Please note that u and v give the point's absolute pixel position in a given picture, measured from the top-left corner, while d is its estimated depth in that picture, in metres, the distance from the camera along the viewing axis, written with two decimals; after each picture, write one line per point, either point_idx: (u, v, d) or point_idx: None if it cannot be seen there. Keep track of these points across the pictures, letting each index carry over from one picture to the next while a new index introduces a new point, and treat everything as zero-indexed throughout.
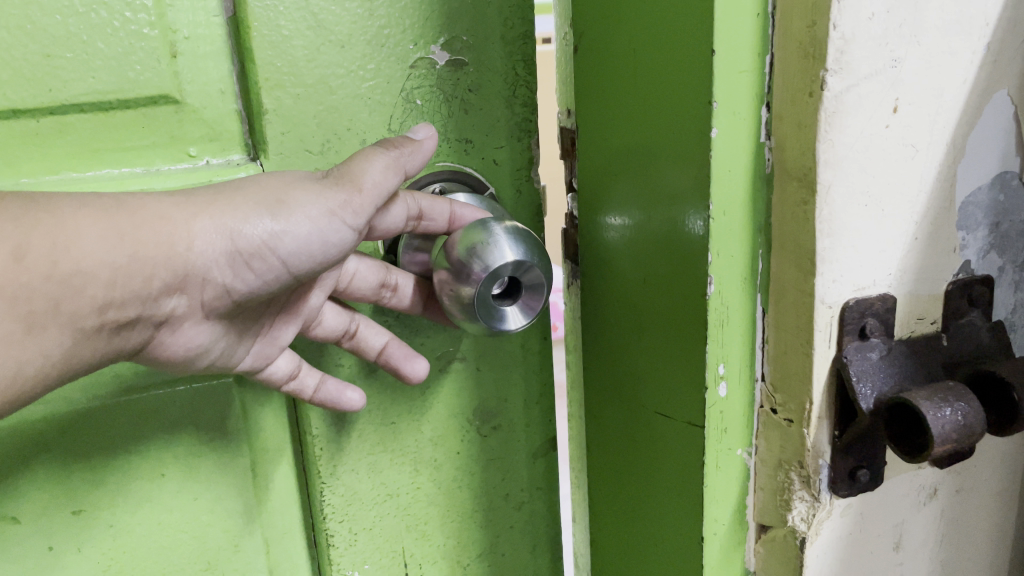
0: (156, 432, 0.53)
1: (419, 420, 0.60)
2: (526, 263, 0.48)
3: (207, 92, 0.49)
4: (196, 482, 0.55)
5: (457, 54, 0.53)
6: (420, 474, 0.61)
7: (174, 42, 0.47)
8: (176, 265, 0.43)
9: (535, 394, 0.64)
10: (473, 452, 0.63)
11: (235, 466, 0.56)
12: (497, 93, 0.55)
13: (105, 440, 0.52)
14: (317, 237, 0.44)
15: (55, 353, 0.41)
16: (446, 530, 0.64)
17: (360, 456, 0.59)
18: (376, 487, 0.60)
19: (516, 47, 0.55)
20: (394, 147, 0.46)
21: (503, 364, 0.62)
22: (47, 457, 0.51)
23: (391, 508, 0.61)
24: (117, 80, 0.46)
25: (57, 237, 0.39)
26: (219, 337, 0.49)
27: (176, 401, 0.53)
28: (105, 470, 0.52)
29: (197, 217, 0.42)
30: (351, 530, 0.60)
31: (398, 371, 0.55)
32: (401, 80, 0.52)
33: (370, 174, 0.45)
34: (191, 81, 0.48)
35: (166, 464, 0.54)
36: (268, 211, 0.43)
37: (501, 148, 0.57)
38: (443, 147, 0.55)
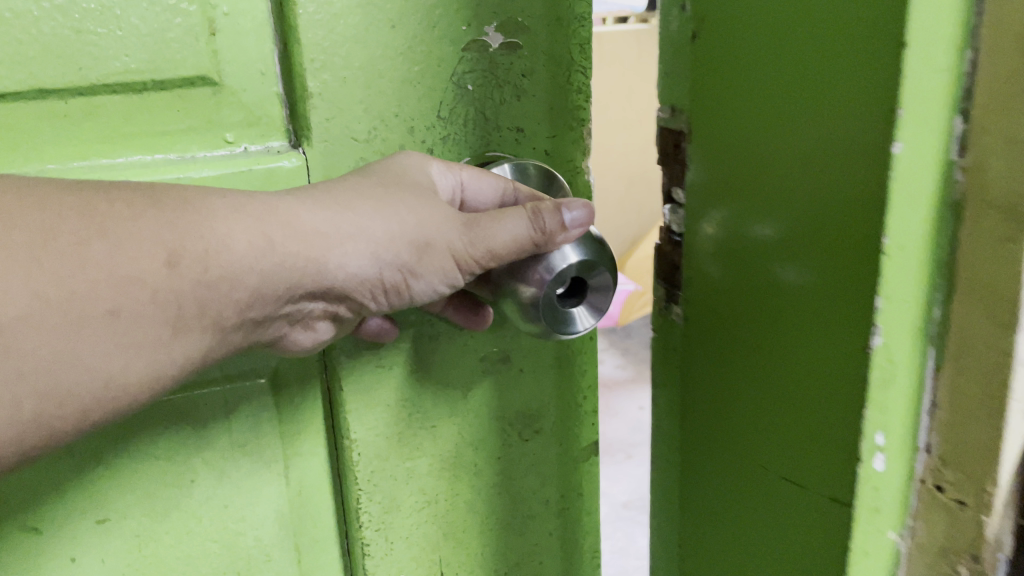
0: (186, 438, 0.50)
1: (460, 423, 0.57)
2: (592, 262, 0.45)
3: (248, 73, 0.46)
4: (228, 490, 0.52)
5: (512, 37, 0.49)
6: (458, 480, 0.59)
7: (214, 19, 0.44)
8: (323, 279, 0.43)
9: (578, 399, 0.61)
10: (513, 458, 0.60)
11: (268, 472, 0.53)
12: (553, 80, 0.51)
13: (131, 445, 0.49)
14: (445, 283, 0.45)
15: (196, 352, 0.42)
16: (482, 539, 0.61)
17: (396, 463, 0.56)
18: (414, 494, 0.57)
19: (575, 31, 0.50)
20: (546, 230, 0.43)
21: (544, 365, 0.58)
22: (71, 465, 0.48)
23: (428, 515, 0.58)
24: (150, 58, 0.43)
25: (209, 241, 0.39)
26: (341, 333, 0.49)
27: (207, 404, 0.50)
28: (131, 478, 0.49)
29: (351, 238, 0.42)
30: (387, 539, 0.57)
31: (469, 315, 0.53)
32: (455, 64, 0.48)
33: (506, 241, 0.43)
34: (231, 60, 0.45)
35: (196, 470, 0.51)
36: (413, 250, 0.43)
37: (555, 138, 0.53)
38: (494, 136, 0.51)
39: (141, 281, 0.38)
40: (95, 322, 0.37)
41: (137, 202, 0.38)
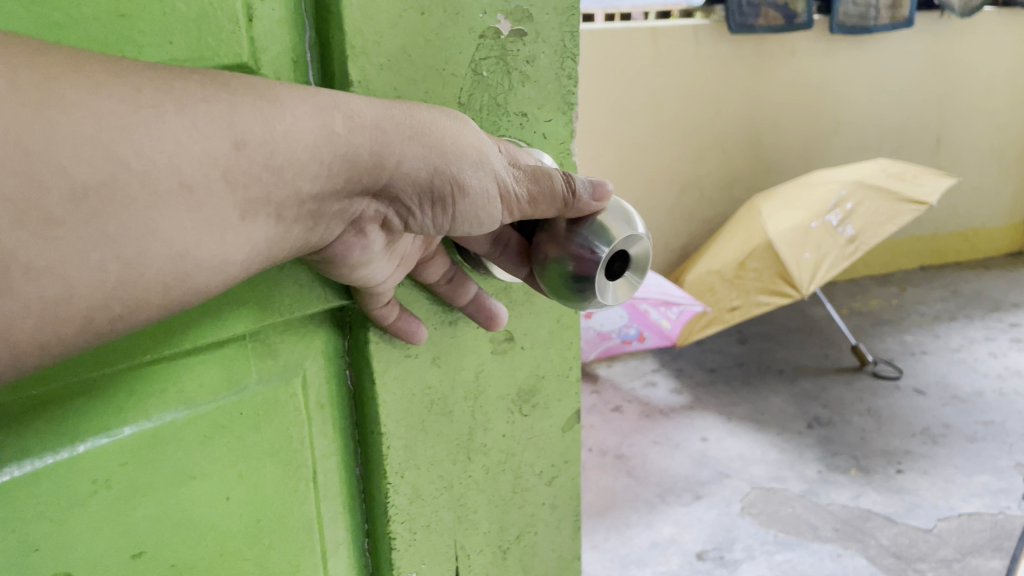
0: (221, 451, 0.53)
1: (477, 403, 0.66)
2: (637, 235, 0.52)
3: (278, 60, 0.50)
4: (258, 500, 0.56)
5: (517, 26, 0.58)
6: (471, 462, 0.67)
7: (251, 5, 0.48)
8: (380, 174, 0.46)
9: (565, 372, 0.71)
10: (513, 434, 0.69)
11: (297, 476, 0.59)
12: (549, 65, 0.61)
13: (174, 469, 0.50)
14: (484, 210, 0.49)
15: (258, 240, 0.43)
16: (490, 518, 0.70)
17: (424, 453, 0.64)
18: (435, 481, 0.65)
19: (566, 18, 0.60)
20: (575, 191, 0.50)
21: (541, 344, 0.69)
22: (113, 498, 0.48)
23: (446, 499, 0.66)
24: (195, 48, 0.45)
25: (275, 127, 0.41)
26: (385, 257, 0.53)
27: (243, 413, 0.54)
28: (172, 502, 0.51)
29: (409, 141, 0.47)
30: (410, 530, 0.65)
31: (486, 316, 0.61)
32: (473, 49, 0.56)
33: (545, 189, 0.50)
34: (264, 47, 0.49)
35: (231, 488, 0.54)
36: (467, 164, 0.48)
37: (550, 121, 0.62)
38: (504, 119, 0.60)
39: (215, 160, 0.39)
40: (173, 197, 0.37)
41: (207, 87, 0.39)
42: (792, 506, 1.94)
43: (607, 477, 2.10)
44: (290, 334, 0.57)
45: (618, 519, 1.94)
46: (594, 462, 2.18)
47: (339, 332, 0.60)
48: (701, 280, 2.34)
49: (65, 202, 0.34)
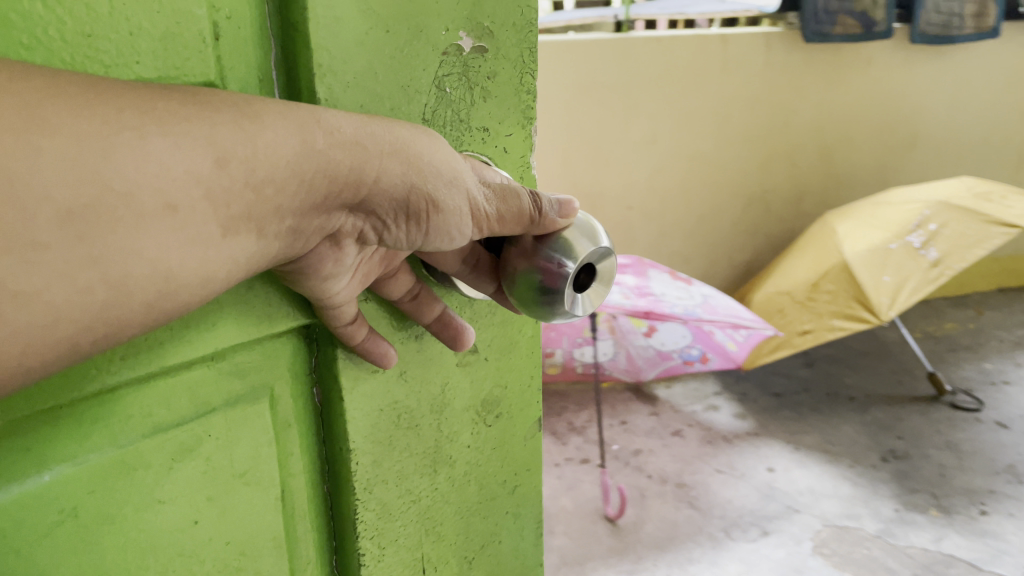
0: (191, 477, 0.46)
1: (441, 414, 0.57)
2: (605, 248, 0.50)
3: (247, 82, 0.44)
4: (229, 526, 0.49)
5: (479, 40, 0.51)
6: (438, 475, 0.59)
7: (217, 23, 0.42)
8: (358, 189, 0.42)
9: (529, 377, 0.63)
10: (479, 443, 0.61)
11: (267, 498, 0.51)
12: (511, 79, 0.53)
13: (140, 495, 0.44)
14: (458, 227, 0.44)
15: (241, 259, 0.39)
16: (457, 530, 0.62)
17: (390, 466, 0.56)
18: (402, 495, 0.57)
19: (525, 35, 0.53)
20: (541, 210, 0.46)
21: (506, 350, 0.60)
22: (73, 529, 0.41)
23: (414, 514, 0.58)
24: (163, 68, 0.39)
25: (256, 143, 0.37)
26: (355, 274, 0.47)
27: (211, 434, 0.47)
28: (140, 531, 0.44)
29: (389, 153, 0.42)
30: (378, 547, 0.57)
31: (452, 337, 0.52)
32: (436, 67, 0.49)
33: (512, 210, 0.46)
34: (232, 68, 0.43)
35: (201, 511, 0.47)
36: (444, 178, 0.43)
37: (511, 135, 0.55)
38: (466, 137, 0.52)
39: (195, 178, 0.35)
40: (155, 218, 0.34)
41: (185, 104, 0.35)
42: (868, 547, 1.61)
43: (668, 508, 1.75)
44: (257, 351, 0.49)
45: (679, 553, 1.61)
46: (650, 489, 1.81)
47: (306, 347, 0.53)
48: (766, 300, 1.97)
49: (49, 227, 0.31)
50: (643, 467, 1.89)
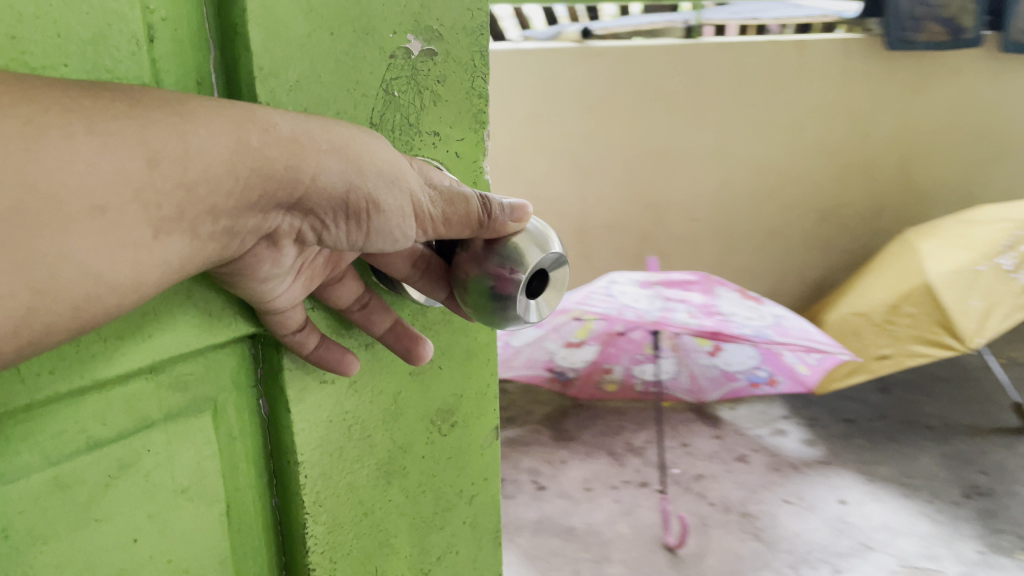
0: (130, 492, 0.47)
1: (394, 425, 0.56)
2: (559, 256, 0.50)
3: (185, 83, 0.44)
4: (170, 540, 0.50)
5: (428, 44, 0.51)
6: (391, 486, 0.57)
7: (151, 24, 0.42)
8: (295, 189, 0.40)
9: (484, 388, 0.61)
10: (433, 452, 0.59)
11: (207, 513, 0.51)
12: (461, 84, 0.53)
13: (75, 513, 0.44)
14: (398, 228, 0.43)
15: (173, 260, 0.38)
16: (411, 541, 0.60)
17: (338, 479, 0.53)
18: (353, 506, 0.55)
19: (475, 39, 0.53)
20: (491, 212, 0.45)
21: (460, 360, 0.59)
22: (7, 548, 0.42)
23: (366, 527, 0.56)
24: (94, 68, 0.39)
25: (187, 143, 0.36)
26: (294, 275, 0.45)
27: (149, 450, 0.47)
28: (75, 549, 0.44)
29: (326, 153, 0.41)
30: (330, 560, 0.55)
31: (404, 348, 0.50)
32: (383, 71, 0.49)
33: (458, 210, 0.45)
34: (168, 70, 0.43)
35: (139, 527, 0.47)
36: (384, 177, 0.43)
37: (461, 140, 0.55)
38: (416, 140, 0.52)
39: (125, 178, 0.34)
40: (83, 220, 0.34)
41: (116, 103, 0.35)
42: None
43: (732, 539, 1.84)
44: (199, 364, 0.49)
45: None
46: (715, 518, 1.92)
47: (252, 365, 0.53)
48: (847, 319, 2.08)
49: None
50: (705, 494, 2.02)
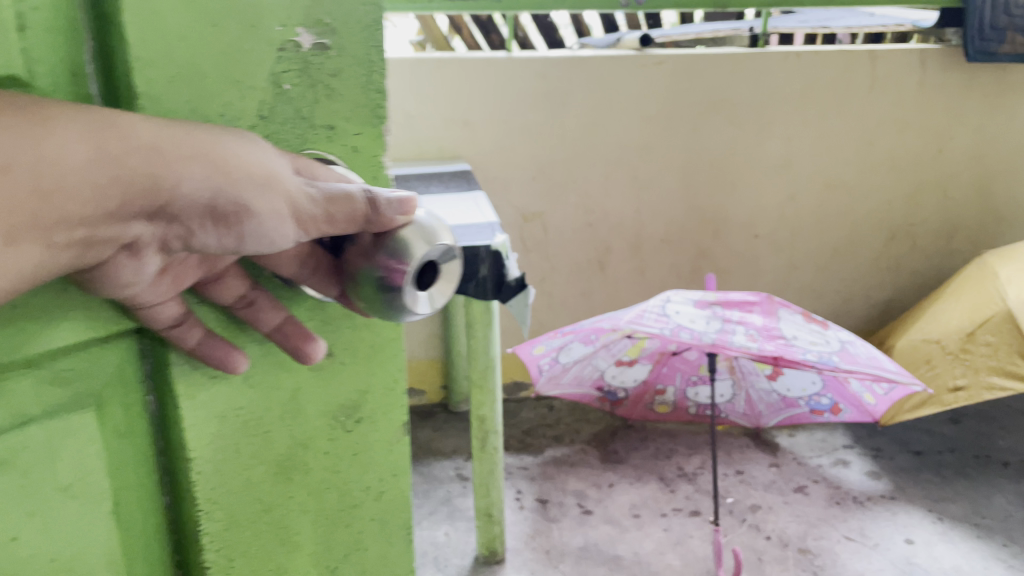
0: (5, 491, 0.52)
1: (292, 421, 0.64)
2: (450, 248, 0.54)
3: (54, 72, 0.49)
4: (56, 529, 0.56)
5: (319, 39, 0.57)
6: (291, 483, 0.65)
7: (20, 12, 0.47)
8: (159, 196, 0.44)
9: (392, 384, 0.69)
10: (338, 448, 0.67)
11: (95, 505, 0.58)
12: (357, 79, 0.60)
13: None
14: (272, 232, 0.47)
15: (23, 268, 0.41)
16: (315, 537, 0.68)
17: (234, 479, 0.61)
18: (252, 501, 0.63)
19: (371, 32, 0.59)
20: (377, 207, 0.50)
21: (363, 360, 0.66)
22: None
23: (264, 523, 0.65)
24: None
25: (37, 152, 0.40)
26: (157, 276, 0.48)
27: (28, 447, 0.53)
28: None
29: (188, 161, 0.45)
30: (226, 556, 0.63)
31: (295, 345, 0.56)
32: (273, 62, 0.55)
33: (343, 208, 0.50)
34: (38, 58, 0.48)
35: (19, 528, 0.53)
36: (258, 184, 0.47)
37: (360, 135, 0.62)
38: (311, 133, 0.59)
39: None
40: None
41: None
42: None
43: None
44: (81, 358, 0.55)
45: None
46: (772, 554, 1.89)
47: (141, 354, 0.61)
48: (918, 344, 2.02)
49: None
50: (761, 527, 1.99)
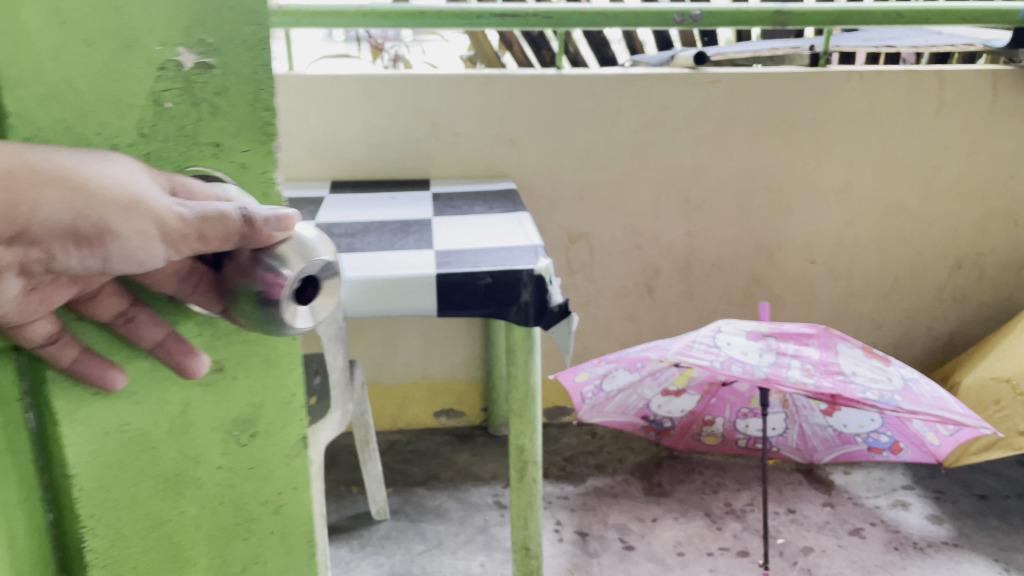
0: None
1: (186, 434, 0.92)
2: (323, 259, 0.74)
3: None
4: None
5: (200, 57, 0.82)
6: (182, 497, 0.94)
7: None
8: (24, 219, 0.59)
9: (270, 404, 0.97)
10: (232, 453, 0.96)
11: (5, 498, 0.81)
12: (239, 95, 0.86)
13: None
14: (144, 252, 0.64)
15: None
16: (201, 538, 0.97)
17: (127, 490, 0.90)
18: (143, 519, 0.92)
19: (253, 51, 0.85)
20: (255, 225, 0.68)
21: (242, 389, 0.94)
22: None
23: (155, 532, 0.93)
24: None
25: None
26: (22, 290, 0.63)
27: None
28: None
29: (45, 200, 0.60)
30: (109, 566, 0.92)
31: (174, 354, 0.82)
32: (153, 80, 0.80)
33: (216, 227, 0.67)
34: None
35: None
36: (122, 210, 0.63)
37: (245, 152, 0.88)
38: (195, 152, 0.85)
39: None
40: None
41: None
42: None
43: None
44: None
45: None
46: None
47: (21, 372, 0.83)
48: None
49: None
50: None
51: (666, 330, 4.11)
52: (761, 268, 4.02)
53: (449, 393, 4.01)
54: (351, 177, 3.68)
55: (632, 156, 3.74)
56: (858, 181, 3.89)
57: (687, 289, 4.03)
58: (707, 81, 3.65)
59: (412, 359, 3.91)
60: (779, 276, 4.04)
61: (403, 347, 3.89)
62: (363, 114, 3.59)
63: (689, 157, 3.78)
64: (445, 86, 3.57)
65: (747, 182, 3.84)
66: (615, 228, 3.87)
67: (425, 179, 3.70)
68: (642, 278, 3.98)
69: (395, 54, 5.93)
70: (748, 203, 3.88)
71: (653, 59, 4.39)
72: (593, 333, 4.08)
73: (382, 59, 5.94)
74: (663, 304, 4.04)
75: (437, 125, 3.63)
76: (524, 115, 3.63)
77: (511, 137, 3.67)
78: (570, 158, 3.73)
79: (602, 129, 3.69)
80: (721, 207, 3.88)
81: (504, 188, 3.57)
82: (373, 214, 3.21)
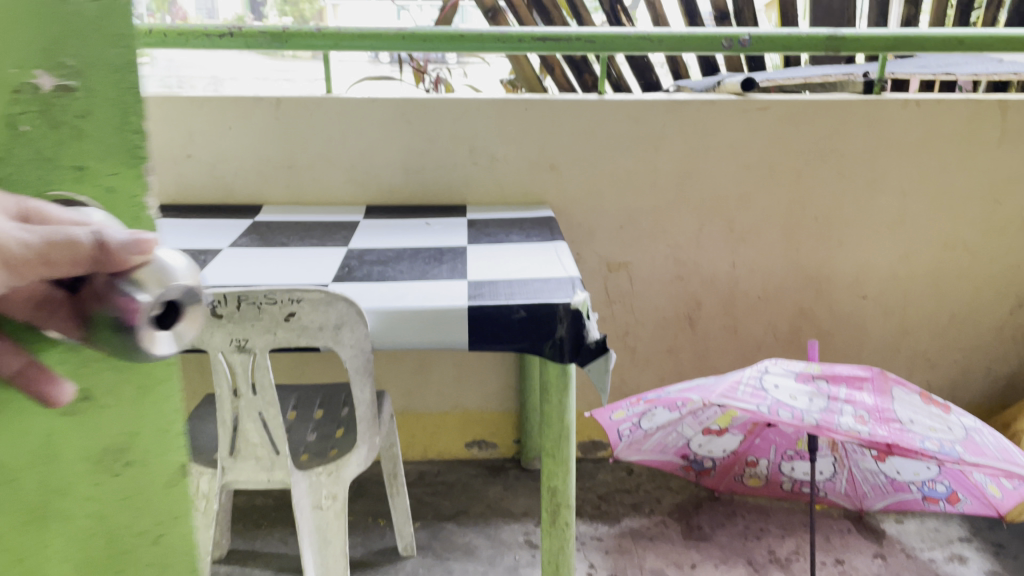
0: None
1: (55, 468, 1.03)
2: (182, 285, 0.83)
3: None
4: None
5: (63, 83, 0.94)
6: (50, 527, 1.06)
7: None
8: None
9: (138, 435, 1.09)
10: (103, 484, 1.08)
11: None
12: (106, 125, 0.98)
13: None
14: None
15: None
16: (70, 563, 1.09)
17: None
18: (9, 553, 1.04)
19: (119, 80, 0.97)
20: (107, 249, 0.76)
21: (115, 418, 1.06)
22: None
23: (23, 562, 1.05)
24: None
25: None
26: None
27: None
28: None
29: None
30: None
31: (33, 386, 0.91)
32: (9, 104, 0.91)
33: (65, 253, 0.75)
34: None
35: None
36: None
37: (113, 178, 1.00)
38: (61, 179, 0.96)
39: None
40: None
41: None
42: None
43: None
44: None
45: None
46: None
47: None
48: None
49: None
50: None
51: (708, 365, 3.96)
52: (809, 302, 3.85)
53: (481, 424, 3.93)
54: (388, 201, 3.67)
55: (674, 184, 3.64)
56: (913, 214, 3.73)
57: (730, 323, 3.87)
58: (755, 108, 3.54)
59: (444, 387, 3.86)
60: (829, 312, 3.87)
61: (435, 374, 3.84)
62: (401, 139, 3.58)
63: (734, 185, 3.66)
64: (484, 111, 3.53)
65: (795, 213, 3.70)
66: (655, 258, 3.76)
67: (462, 205, 3.66)
68: (683, 310, 3.84)
69: (437, 75, 6.03)
70: (795, 234, 3.73)
71: (700, 85, 4.31)
72: (631, 366, 3.95)
73: (425, 80, 6.02)
74: (705, 337, 3.89)
75: (475, 151, 3.59)
76: (564, 141, 3.57)
77: (551, 164, 3.60)
78: (610, 186, 3.65)
79: (644, 156, 3.60)
80: (767, 238, 3.74)
81: (541, 215, 3.50)
82: (405, 241, 3.15)
